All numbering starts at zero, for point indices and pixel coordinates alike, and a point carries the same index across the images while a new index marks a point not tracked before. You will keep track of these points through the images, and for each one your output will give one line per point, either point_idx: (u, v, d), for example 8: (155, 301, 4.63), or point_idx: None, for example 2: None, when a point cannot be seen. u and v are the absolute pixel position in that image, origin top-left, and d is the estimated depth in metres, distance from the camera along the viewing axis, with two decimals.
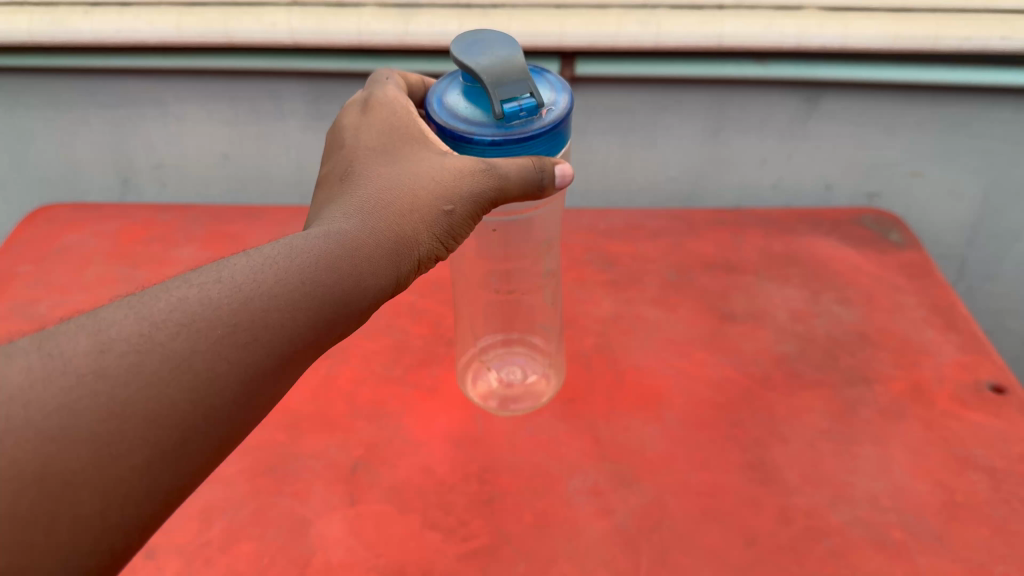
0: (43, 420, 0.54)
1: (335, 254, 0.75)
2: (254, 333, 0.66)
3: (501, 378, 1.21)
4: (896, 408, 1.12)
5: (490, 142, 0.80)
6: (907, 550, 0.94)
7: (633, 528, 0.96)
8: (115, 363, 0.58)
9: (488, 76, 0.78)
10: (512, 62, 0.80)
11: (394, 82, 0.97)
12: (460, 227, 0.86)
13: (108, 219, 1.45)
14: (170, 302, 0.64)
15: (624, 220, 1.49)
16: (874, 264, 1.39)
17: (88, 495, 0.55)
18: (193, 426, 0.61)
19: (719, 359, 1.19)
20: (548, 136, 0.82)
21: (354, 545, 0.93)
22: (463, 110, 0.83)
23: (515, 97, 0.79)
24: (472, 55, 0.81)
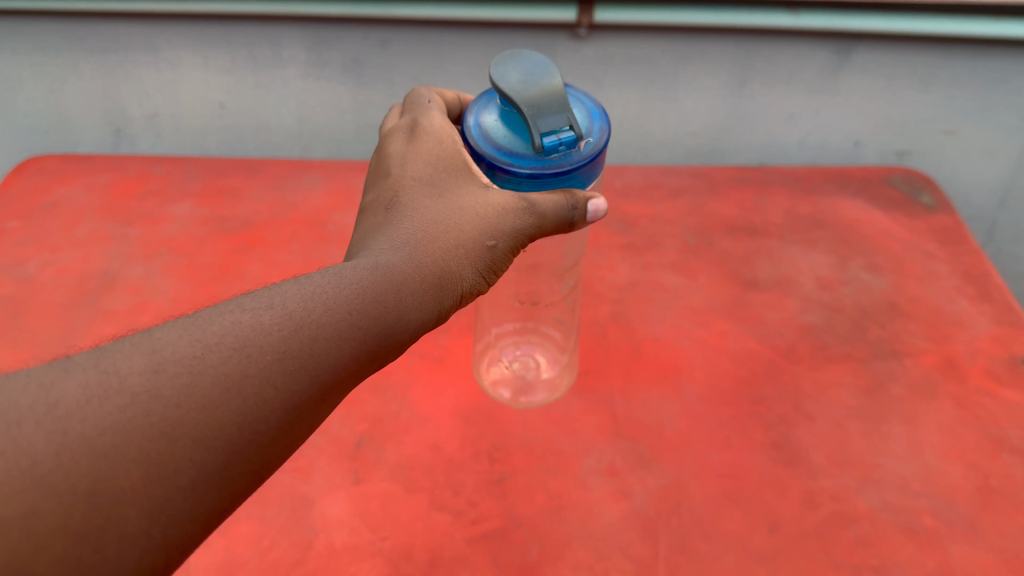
0: (98, 436, 0.48)
1: (388, 282, 0.67)
2: (310, 359, 0.59)
3: (517, 368, 1.12)
4: (927, 384, 1.07)
5: (527, 174, 0.74)
6: (938, 538, 0.90)
7: (651, 512, 0.92)
8: (169, 384, 0.52)
9: (529, 109, 0.73)
10: (553, 93, 0.75)
11: (433, 108, 0.87)
12: (500, 259, 0.77)
13: (100, 171, 1.38)
14: (226, 323, 0.57)
15: (642, 178, 1.43)
16: (905, 229, 1.32)
17: (135, 512, 0.49)
18: (244, 450, 0.54)
19: (741, 329, 1.14)
20: (584, 170, 0.76)
21: (358, 526, 0.89)
22: (502, 137, 0.77)
23: (555, 130, 0.74)
24: (513, 84, 0.76)
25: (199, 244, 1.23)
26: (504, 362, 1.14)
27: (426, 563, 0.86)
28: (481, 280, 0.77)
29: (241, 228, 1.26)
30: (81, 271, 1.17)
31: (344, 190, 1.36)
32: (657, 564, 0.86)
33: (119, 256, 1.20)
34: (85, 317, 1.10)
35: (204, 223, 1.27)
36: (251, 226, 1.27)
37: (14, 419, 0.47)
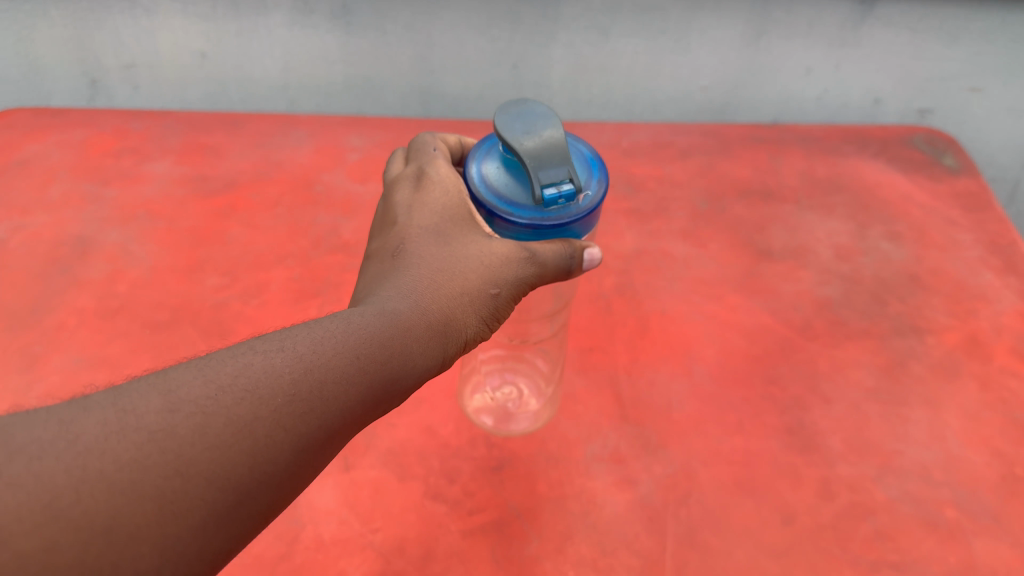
0: (116, 473, 0.43)
1: (399, 329, 0.60)
2: (327, 402, 0.53)
3: (500, 394, 0.99)
4: (950, 363, 1.01)
5: (526, 225, 0.65)
6: (962, 532, 0.85)
7: (658, 502, 0.86)
8: (187, 424, 0.46)
9: (529, 155, 0.64)
10: (556, 135, 0.66)
11: (436, 151, 0.77)
12: (499, 308, 0.69)
13: (73, 125, 1.30)
14: (243, 363, 0.51)
15: (650, 136, 1.36)
16: (926, 194, 1.25)
17: (150, 550, 0.43)
18: (260, 495, 0.49)
19: (754, 303, 1.08)
20: (584, 221, 0.68)
21: (347, 518, 0.84)
22: (499, 178, 0.68)
23: (555, 182, 0.65)
24: (513, 121, 0.66)
25: (179, 206, 1.17)
26: (485, 387, 1.01)
27: (419, 558, 0.81)
28: (482, 329, 0.68)
29: (223, 188, 1.20)
30: (54, 236, 1.10)
31: (333, 148, 1.30)
32: (664, 560, 0.81)
33: (93, 219, 1.14)
34: (57, 286, 1.04)
35: (185, 183, 1.21)
36: (234, 187, 1.21)
37: (28, 451, 0.42)
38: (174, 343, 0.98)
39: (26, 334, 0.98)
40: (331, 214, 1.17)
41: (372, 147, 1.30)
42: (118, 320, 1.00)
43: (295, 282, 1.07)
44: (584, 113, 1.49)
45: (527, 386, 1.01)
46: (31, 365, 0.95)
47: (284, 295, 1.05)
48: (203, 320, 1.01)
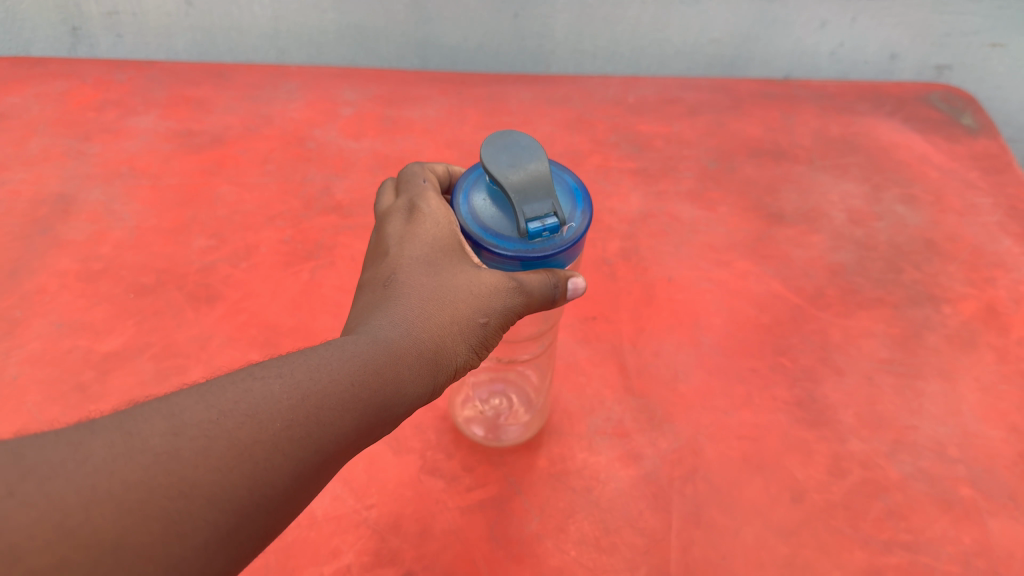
0: (124, 493, 0.39)
1: (399, 357, 0.53)
2: (338, 425, 0.47)
3: (484, 394, 0.89)
4: (966, 334, 0.97)
5: (511, 258, 0.57)
6: (977, 511, 0.82)
7: (664, 478, 0.83)
8: (193, 447, 0.42)
9: (514, 186, 0.56)
10: (544, 163, 0.58)
11: (425, 180, 0.66)
12: (489, 337, 0.59)
13: (53, 77, 1.24)
14: (254, 384, 0.46)
15: (657, 92, 1.30)
16: (944, 155, 1.20)
17: (155, 571, 0.39)
18: (266, 519, 0.44)
19: (764, 270, 1.03)
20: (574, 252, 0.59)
21: (341, 493, 0.81)
22: (482, 206, 0.59)
23: (541, 213, 0.57)
24: (496, 146, 0.59)
25: (165, 163, 1.12)
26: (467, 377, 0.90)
27: (415, 536, 0.78)
28: (469, 358, 0.58)
29: (210, 144, 1.15)
30: (34, 194, 1.05)
31: (325, 102, 1.24)
32: (669, 539, 0.79)
33: (75, 176, 1.09)
34: (37, 247, 0.99)
35: (170, 138, 1.15)
36: (222, 142, 1.16)
37: (38, 470, 0.38)
38: (160, 309, 0.94)
39: (6, 297, 0.94)
40: (323, 172, 1.12)
41: (366, 102, 1.25)
42: (101, 284, 0.96)
43: (286, 245, 1.02)
44: (588, 67, 1.43)
45: (512, 383, 0.91)
46: (11, 330, 0.91)
47: (275, 259, 1.01)
48: (190, 285, 0.97)
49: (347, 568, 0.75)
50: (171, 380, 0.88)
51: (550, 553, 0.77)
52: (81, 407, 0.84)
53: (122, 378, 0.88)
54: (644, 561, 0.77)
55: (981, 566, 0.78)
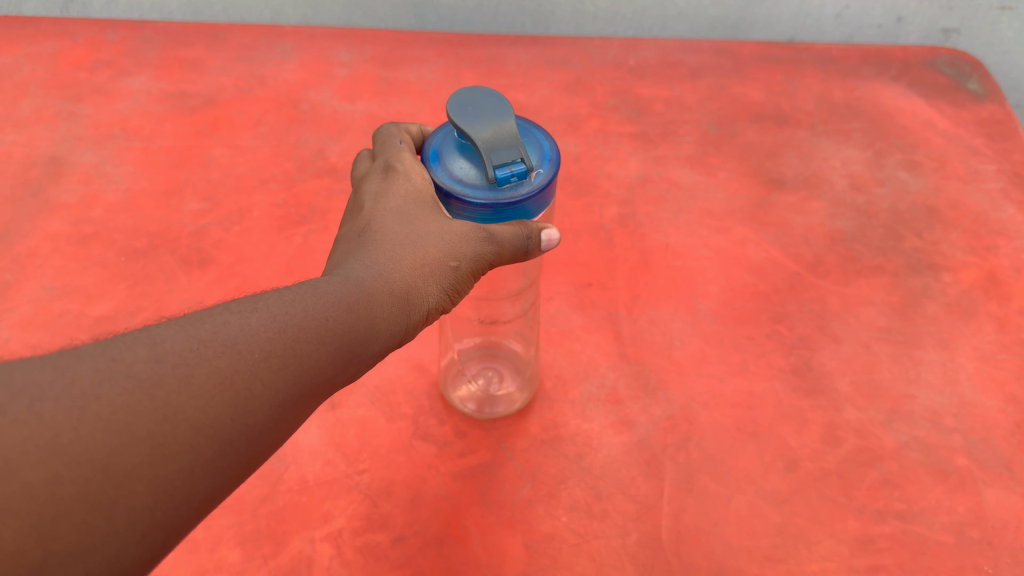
0: (110, 414, 0.38)
1: (376, 297, 0.53)
2: (318, 357, 0.47)
3: (474, 367, 0.89)
4: (967, 302, 0.96)
5: (481, 206, 0.60)
6: (971, 481, 0.82)
7: (656, 445, 0.83)
8: (178, 372, 0.40)
9: (482, 137, 0.60)
10: (509, 115, 0.62)
11: (403, 141, 0.67)
12: (459, 284, 0.60)
13: (45, 37, 1.23)
14: (233, 316, 0.45)
15: (658, 54, 1.28)
16: (949, 120, 1.18)
17: (145, 491, 0.38)
18: (253, 448, 0.43)
19: (763, 236, 1.02)
20: (543, 201, 0.63)
21: (333, 458, 0.80)
22: (452, 163, 0.63)
23: (508, 160, 0.60)
24: (461, 101, 0.62)
25: (157, 125, 1.10)
26: (454, 354, 0.89)
27: (407, 501, 0.78)
28: (440, 302, 0.59)
29: (203, 106, 1.13)
30: (25, 155, 1.04)
31: (320, 63, 1.22)
32: (661, 506, 0.78)
33: (67, 138, 1.07)
34: (28, 210, 0.99)
35: (163, 100, 1.14)
36: (215, 104, 1.14)
37: (27, 393, 0.36)
38: (152, 272, 0.94)
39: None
40: (317, 135, 1.11)
41: (362, 63, 1.23)
42: (92, 247, 0.96)
43: (279, 209, 1.01)
44: (588, 30, 1.40)
45: (500, 356, 0.90)
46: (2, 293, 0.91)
47: (268, 223, 1.00)
48: (183, 248, 0.96)
49: (338, 532, 0.75)
50: None
51: (542, 519, 0.77)
52: None
53: None
54: (635, 528, 0.77)
55: (974, 536, 0.78)
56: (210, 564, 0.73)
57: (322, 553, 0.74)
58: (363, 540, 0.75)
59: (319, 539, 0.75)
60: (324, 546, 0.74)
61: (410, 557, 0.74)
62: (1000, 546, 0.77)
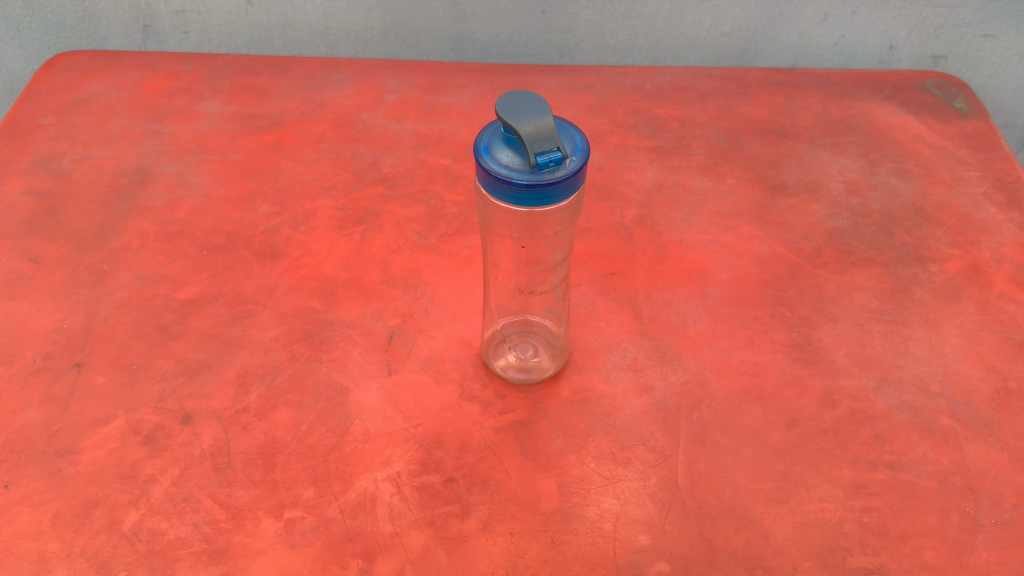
0: None
1: None
2: None
3: (516, 338, 1.01)
4: (951, 289, 1.08)
5: (525, 185, 0.74)
6: (954, 437, 0.92)
7: (673, 406, 0.94)
8: None
9: (526, 130, 0.75)
10: (547, 114, 0.77)
11: None
12: None
13: (128, 68, 1.39)
14: None
15: (672, 79, 1.42)
16: (936, 134, 1.31)
17: None
18: None
19: (767, 233, 1.15)
20: (575, 183, 0.77)
21: (391, 414, 0.93)
22: (500, 154, 0.77)
23: (546, 149, 0.75)
24: (508, 104, 0.78)
25: (230, 141, 1.25)
26: (497, 327, 1.02)
27: (456, 449, 0.90)
28: None
29: (270, 126, 1.29)
30: (116, 168, 1.20)
31: (372, 90, 1.37)
32: (677, 455, 0.90)
33: (151, 152, 1.23)
34: (121, 213, 1.13)
35: (234, 120, 1.29)
36: (280, 124, 1.29)
37: None
38: (230, 264, 1.07)
39: (96, 254, 1.08)
40: (370, 149, 1.25)
41: (408, 90, 1.38)
42: (177, 243, 1.10)
43: (339, 211, 1.15)
44: (609, 59, 1.55)
45: (534, 331, 1.03)
46: (101, 280, 1.05)
47: (329, 223, 1.13)
48: (256, 244, 1.10)
49: (397, 474, 0.87)
50: (242, 322, 1.01)
51: (573, 465, 0.88)
52: (164, 343, 0.99)
53: (199, 321, 1.01)
54: (655, 473, 0.88)
55: (956, 482, 0.88)
56: (288, 499, 0.85)
57: (384, 490, 0.86)
58: (419, 481, 0.87)
59: (380, 480, 0.87)
60: (385, 485, 0.86)
61: (459, 494, 0.86)
62: (980, 491, 0.87)
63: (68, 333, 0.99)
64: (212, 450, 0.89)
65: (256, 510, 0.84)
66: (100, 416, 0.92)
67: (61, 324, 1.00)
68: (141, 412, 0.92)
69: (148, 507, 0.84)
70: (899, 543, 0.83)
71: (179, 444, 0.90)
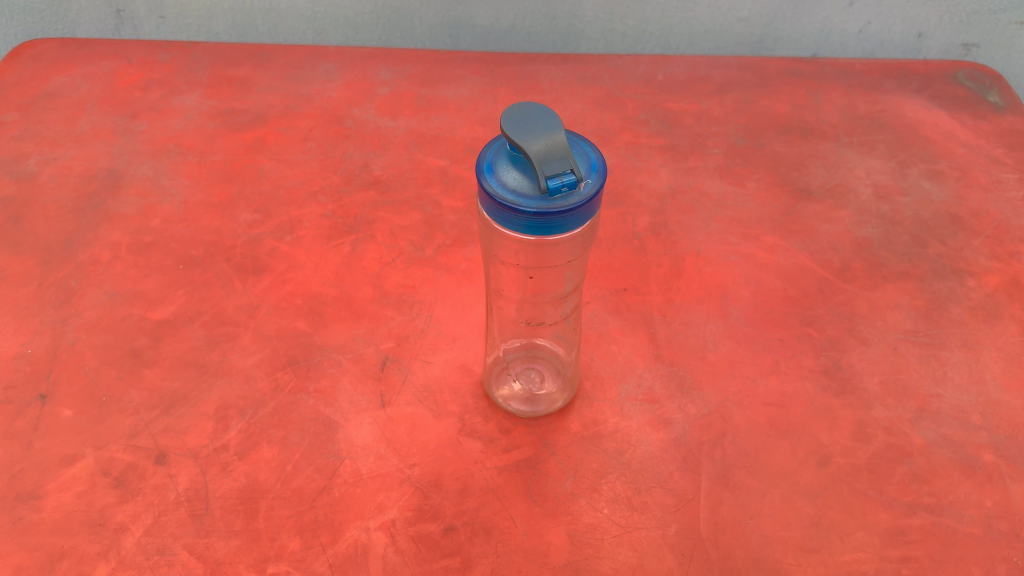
0: None
1: None
2: None
3: (518, 366, 0.93)
4: (991, 306, 0.99)
5: (534, 213, 0.65)
6: (999, 476, 0.84)
7: (693, 442, 0.86)
8: None
9: (534, 150, 0.66)
10: (559, 130, 0.68)
11: None
12: None
13: (100, 58, 1.30)
14: None
15: (685, 70, 1.33)
16: (970, 131, 1.22)
17: None
18: None
19: (791, 244, 1.06)
20: (590, 209, 0.68)
21: (385, 453, 0.85)
22: (505, 175, 0.68)
23: (559, 171, 0.66)
24: (514, 118, 0.69)
25: (209, 140, 1.17)
26: (500, 352, 0.93)
27: (456, 493, 0.82)
28: None
29: (253, 122, 1.20)
30: (86, 170, 1.11)
31: (362, 81, 1.28)
32: (698, 499, 0.82)
33: (124, 153, 1.14)
34: (90, 221, 1.04)
35: (214, 117, 1.20)
36: (263, 120, 1.20)
37: None
38: (209, 279, 0.99)
39: (62, 268, 0.99)
40: (361, 149, 1.16)
41: (401, 81, 1.29)
42: (152, 255, 1.01)
43: (327, 219, 1.07)
44: (618, 47, 1.46)
45: (540, 356, 0.94)
46: (68, 298, 0.96)
47: (317, 232, 1.05)
48: (237, 257, 1.01)
49: (391, 523, 0.79)
50: (222, 347, 0.93)
51: (584, 510, 0.81)
52: (137, 371, 0.90)
53: (174, 345, 0.93)
54: (674, 520, 0.80)
55: (1003, 528, 0.80)
56: (271, 552, 0.76)
57: (377, 541, 0.78)
58: (415, 530, 0.79)
59: (373, 529, 0.79)
60: (378, 535, 0.78)
61: (460, 545, 0.78)
62: None
63: (32, 359, 0.91)
64: (188, 494, 0.81)
65: (236, 564, 0.75)
66: (65, 455, 0.83)
67: (24, 349, 0.91)
68: (111, 451, 0.84)
69: (118, 560, 0.76)
70: None
71: (152, 487, 0.81)
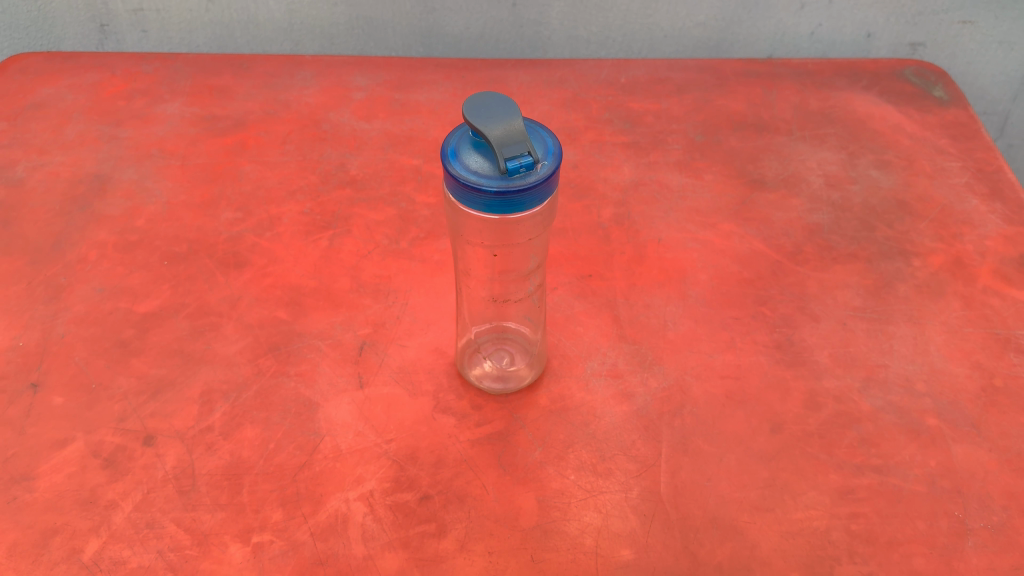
0: None
1: None
2: None
3: (489, 348, 0.98)
4: (935, 284, 1.05)
5: (495, 191, 0.70)
6: (942, 439, 0.90)
7: (654, 413, 0.92)
8: None
9: (494, 134, 0.71)
10: (517, 117, 0.74)
11: None
12: None
13: (84, 70, 1.35)
14: None
15: (647, 71, 1.39)
16: (916, 125, 1.29)
17: None
18: None
19: (746, 231, 1.12)
20: (548, 189, 0.73)
21: (363, 429, 0.89)
22: (468, 159, 0.73)
23: (517, 153, 0.71)
24: (476, 106, 0.74)
25: (191, 144, 1.22)
26: (471, 335, 0.98)
27: (431, 465, 0.86)
28: None
29: (233, 127, 1.25)
30: (73, 174, 1.15)
31: (338, 88, 1.34)
32: (659, 464, 0.87)
33: (110, 158, 1.19)
34: (78, 222, 1.09)
35: (196, 122, 1.26)
36: (243, 126, 1.25)
37: None
38: (193, 274, 1.04)
39: (51, 266, 1.03)
40: (338, 150, 1.22)
41: (376, 87, 1.34)
42: (137, 253, 1.06)
43: (306, 216, 1.12)
44: (584, 52, 1.52)
45: (509, 338, 0.99)
46: (57, 294, 1.01)
47: (295, 228, 1.10)
48: (220, 252, 1.06)
49: (370, 493, 0.84)
50: (206, 336, 0.97)
51: (552, 477, 0.85)
52: (124, 360, 0.95)
53: (161, 335, 0.97)
54: (637, 484, 0.85)
55: (944, 485, 0.85)
56: (256, 522, 0.81)
57: (356, 510, 0.82)
58: (392, 499, 0.83)
59: (352, 499, 0.83)
60: (357, 504, 0.83)
61: (435, 512, 0.82)
62: (969, 493, 0.85)
63: (23, 352, 0.95)
64: (176, 472, 0.85)
65: (222, 534, 0.80)
66: (57, 439, 0.87)
67: (16, 342, 0.95)
68: (101, 434, 0.88)
69: (109, 534, 0.80)
70: (887, 551, 0.80)
71: (141, 466, 0.85)
